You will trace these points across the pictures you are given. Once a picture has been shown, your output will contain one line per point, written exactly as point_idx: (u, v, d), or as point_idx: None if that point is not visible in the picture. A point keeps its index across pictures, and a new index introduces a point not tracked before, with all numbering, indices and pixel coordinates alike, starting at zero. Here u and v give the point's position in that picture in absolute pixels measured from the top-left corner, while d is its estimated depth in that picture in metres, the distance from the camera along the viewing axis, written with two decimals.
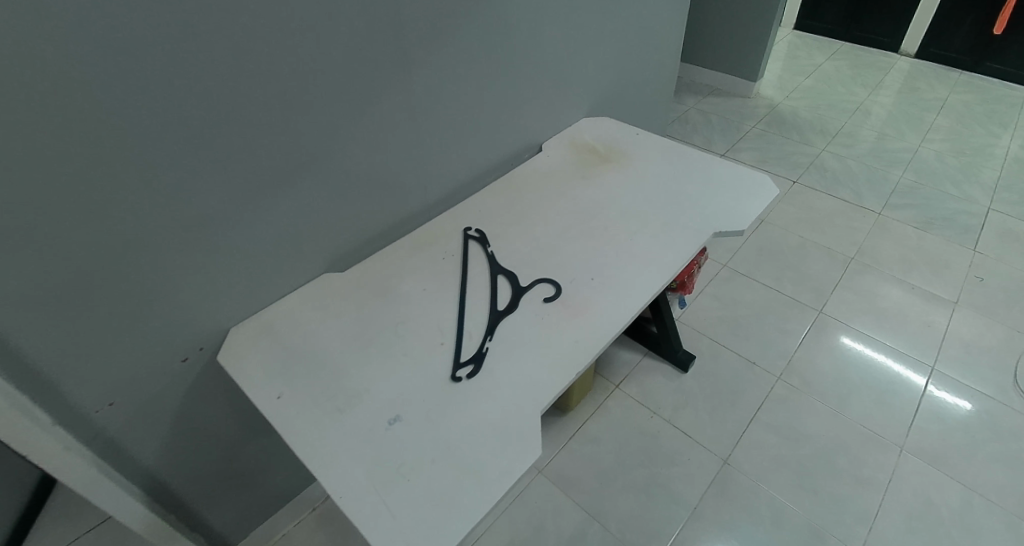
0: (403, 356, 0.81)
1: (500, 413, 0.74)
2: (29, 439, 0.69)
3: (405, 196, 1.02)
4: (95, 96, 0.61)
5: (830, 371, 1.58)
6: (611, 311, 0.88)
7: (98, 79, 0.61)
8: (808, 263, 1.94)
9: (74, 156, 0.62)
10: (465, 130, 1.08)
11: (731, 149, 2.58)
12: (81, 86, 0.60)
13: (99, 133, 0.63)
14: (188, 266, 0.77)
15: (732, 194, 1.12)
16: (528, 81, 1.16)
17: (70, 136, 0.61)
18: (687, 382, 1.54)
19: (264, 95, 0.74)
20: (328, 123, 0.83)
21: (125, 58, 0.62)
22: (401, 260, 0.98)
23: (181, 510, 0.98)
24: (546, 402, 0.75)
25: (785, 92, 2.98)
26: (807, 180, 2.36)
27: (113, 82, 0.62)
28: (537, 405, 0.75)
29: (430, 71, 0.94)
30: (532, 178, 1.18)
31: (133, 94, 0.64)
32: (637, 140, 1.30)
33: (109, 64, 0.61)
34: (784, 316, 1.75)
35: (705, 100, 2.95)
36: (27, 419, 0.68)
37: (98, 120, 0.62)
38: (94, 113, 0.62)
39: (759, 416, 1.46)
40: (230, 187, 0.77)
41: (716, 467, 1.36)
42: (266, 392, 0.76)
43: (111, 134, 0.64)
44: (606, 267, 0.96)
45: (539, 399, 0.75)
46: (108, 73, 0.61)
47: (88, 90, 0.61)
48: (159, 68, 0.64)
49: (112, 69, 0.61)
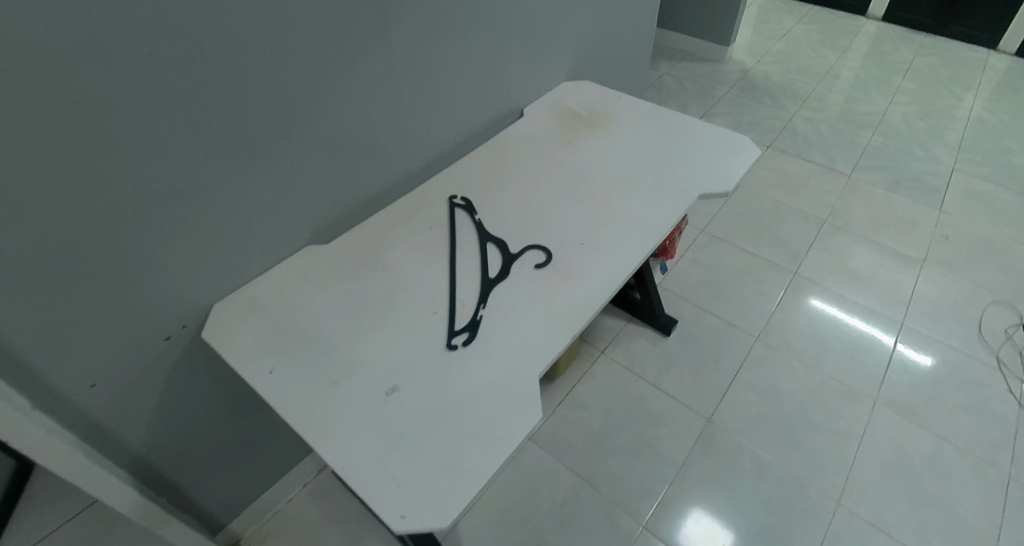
0: (396, 326, 0.79)
1: (499, 379, 0.73)
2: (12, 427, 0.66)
3: (388, 163, 0.99)
4: (60, 56, 0.56)
5: (806, 331, 1.63)
6: (603, 275, 0.87)
7: (62, 37, 0.56)
8: (783, 226, 1.97)
9: (40, 123, 0.58)
10: (447, 94, 1.04)
11: (706, 114, 2.58)
12: (43, 44, 0.55)
13: (67, 97, 0.58)
14: (167, 240, 0.74)
15: (717, 155, 1.12)
16: (509, 43, 1.13)
17: (35, 100, 0.57)
18: (671, 346, 1.57)
19: (241, 57, 0.70)
20: (307, 87, 0.79)
21: (89, 13, 0.56)
22: (387, 230, 0.95)
23: (170, 490, 0.97)
24: (545, 367, 0.75)
25: (757, 56, 2.98)
26: (781, 144, 2.38)
27: (78, 39, 0.57)
28: (535, 369, 0.75)
29: (410, 32, 0.90)
30: (516, 144, 1.16)
31: (102, 53, 0.59)
32: (618, 104, 1.29)
33: (72, 19, 0.56)
34: (761, 278, 1.78)
35: (678, 65, 2.93)
36: (8, 406, 0.65)
37: (64, 82, 0.58)
38: (60, 75, 0.57)
39: (740, 375, 1.50)
40: (207, 156, 0.72)
41: (701, 426, 1.39)
42: (257, 368, 0.74)
43: (79, 98, 0.59)
44: (595, 232, 0.95)
45: (536, 363, 0.75)
46: (73, 30, 0.56)
47: (50, 49, 0.56)
48: (128, 25, 0.59)
49: (76, 26, 0.56)
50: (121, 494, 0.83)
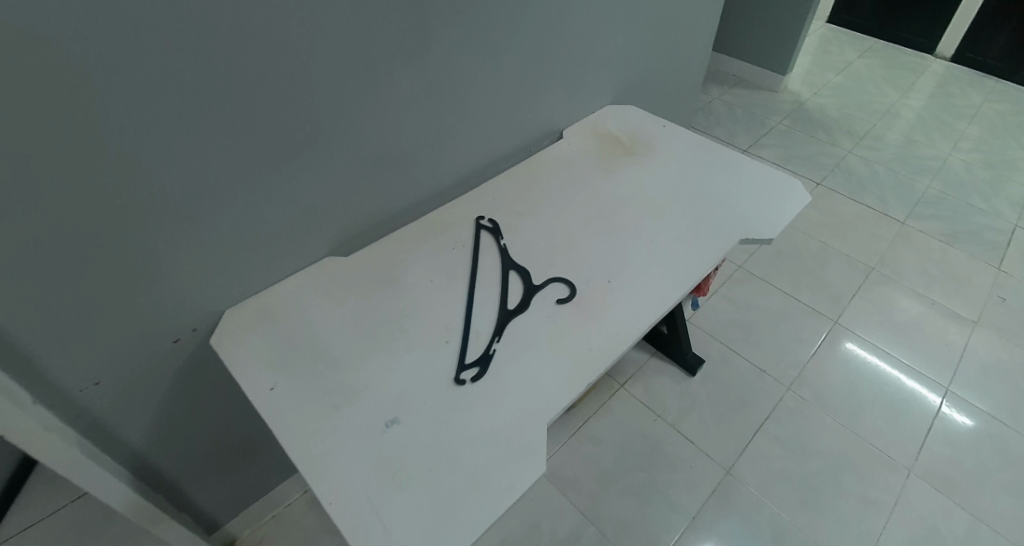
0: (404, 352, 0.76)
1: (504, 423, 0.69)
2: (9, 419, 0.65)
3: (416, 178, 0.97)
4: (85, 54, 0.56)
5: (842, 386, 1.53)
6: (628, 319, 0.83)
7: (88, 35, 0.56)
8: (826, 270, 1.88)
9: (60, 119, 0.58)
10: (483, 112, 1.01)
11: (754, 144, 2.49)
12: (68, 41, 0.55)
13: (88, 95, 0.58)
14: (182, 243, 0.73)
15: (762, 198, 1.06)
16: (552, 62, 1.09)
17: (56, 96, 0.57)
18: (694, 386, 1.50)
19: (270, 64, 0.69)
20: (337, 98, 0.78)
21: (118, 13, 0.56)
22: (408, 247, 0.92)
23: (169, 488, 0.96)
24: (554, 414, 0.71)
25: (814, 88, 2.87)
26: (831, 182, 2.28)
27: (104, 38, 0.57)
28: (543, 416, 0.70)
29: (448, 48, 0.87)
30: (551, 167, 1.12)
31: (127, 53, 0.58)
32: (662, 133, 1.24)
33: (99, 17, 0.55)
34: (798, 324, 1.69)
35: (730, 91, 2.85)
36: (8, 398, 0.65)
37: (87, 79, 0.57)
38: (83, 73, 0.57)
39: (765, 426, 1.42)
40: (228, 161, 0.72)
41: (718, 476, 1.32)
42: (259, 383, 0.72)
43: (100, 96, 0.59)
44: (624, 269, 0.90)
45: (545, 410, 0.71)
46: (99, 28, 0.56)
47: (75, 46, 0.56)
48: (156, 26, 0.59)
49: (103, 24, 0.56)
50: (116, 490, 0.82)
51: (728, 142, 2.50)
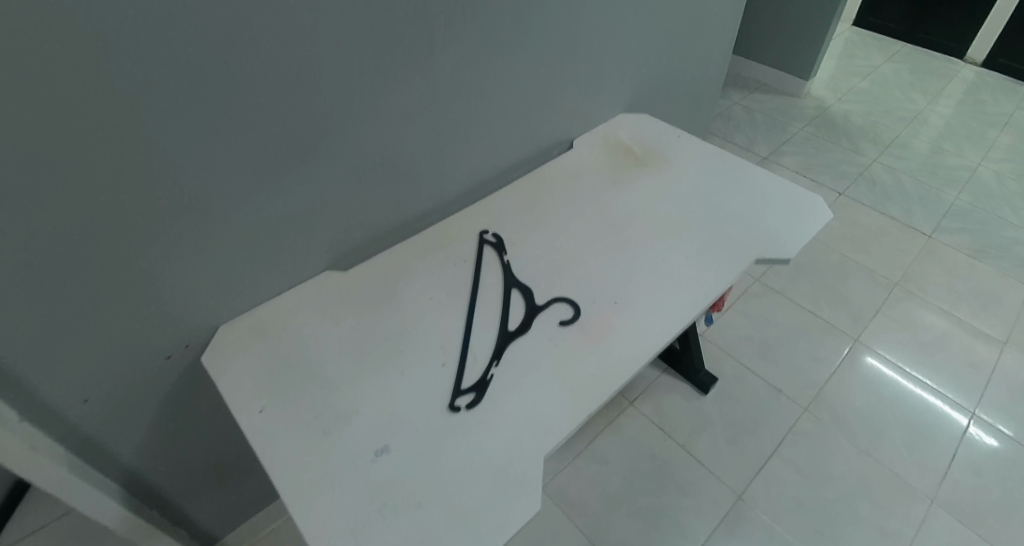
0: (399, 375, 0.74)
1: (500, 452, 0.67)
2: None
3: (419, 190, 0.94)
4: (69, 68, 0.54)
5: (861, 408, 1.47)
6: (634, 343, 0.79)
7: (71, 49, 0.54)
8: (847, 285, 1.81)
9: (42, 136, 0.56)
10: (490, 123, 0.98)
11: (774, 152, 2.42)
12: (50, 56, 0.53)
13: (73, 110, 0.56)
14: (173, 258, 0.71)
15: (781, 215, 1.01)
16: (563, 72, 1.05)
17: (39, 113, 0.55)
18: (706, 405, 1.45)
19: (264, 76, 0.66)
20: (335, 110, 0.75)
21: (103, 26, 0.54)
22: (408, 263, 0.90)
23: (164, 504, 0.95)
24: (553, 446, 0.68)
25: (838, 94, 2.79)
26: (854, 192, 2.21)
27: (88, 52, 0.54)
28: (541, 447, 0.67)
29: (453, 59, 0.84)
30: (560, 179, 1.09)
31: (113, 67, 0.56)
32: (676, 143, 1.19)
33: (83, 30, 0.53)
34: (817, 341, 1.63)
35: (751, 96, 2.78)
36: None
37: (71, 94, 0.55)
38: (66, 87, 0.55)
39: (780, 449, 1.37)
40: (220, 175, 0.70)
41: (729, 502, 1.28)
42: (248, 405, 0.70)
43: (85, 112, 0.57)
44: (633, 290, 0.87)
45: (544, 441, 0.68)
46: (83, 42, 0.54)
47: (59, 60, 0.53)
48: (143, 39, 0.57)
49: (86, 37, 0.54)
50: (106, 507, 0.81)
51: (747, 150, 2.43)
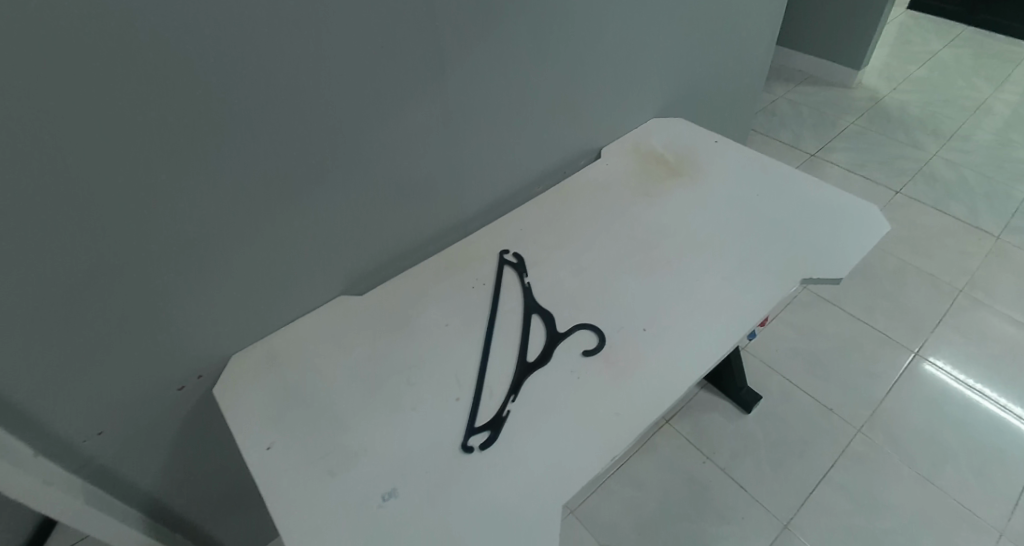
0: (411, 410, 0.70)
1: (512, 499, 0.63)
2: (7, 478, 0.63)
3: (437, 209, 0.89)
4: (56, 109, 0.51)
5: (921, 429, 1.35)
6: (664, 375, 0.73)
7: (56, 90, 0.51)
8: (905, 292, 1.68)
9: (34, 181, 0.53)
10: (512, 137, 0.93)
11: (823, 148, 2.28)
12: (35, 99, 0.50)
13: (64, 153, 0.53)
14: (181, 291, 0.69)
15: (830, 228, 0.93)
16: (590, 79, 0.99)
17: (29, 159, 0.52)
18: (749, 425, 1.36)
19: (265, 104, 0.62)
20: (345, 133, 0.71)
21: (89, 64, 0.51)
22: (425, 286, 0.86)
23: (187, 528, 0.94)
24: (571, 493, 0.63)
25: (893, 83, 2.60)
26: (911, 190, 2.05)
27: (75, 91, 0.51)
28: (557, 494, 0.63)
29: (469, 73, 0.79)
30: (586, 190, 1.03)
31: (103, 105, 0.53)
32: (714, 150, 1.11)
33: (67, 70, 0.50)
34: (871, 355, 1.51)
35: (796, 89, 2.64)
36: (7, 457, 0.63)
37: (61, 137, 0.53)
38: (55, 130, 0.52)
39: (830, 475, 1.27)
40: (225, 209, 0.66)
41: (774, 531, 1.19)
42: (256, 441, 0.68)
43: (78, 153, 0.54)
44: (664, 315, 0.80)
45: (561, 488, 0.63)
46: (69, 81, 0.51)
47: (44, 103, 0.51)
48: (133, 74, 0.53)
49: (72, 76, 0.51)
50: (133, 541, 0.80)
51: (793, 147, 2.30)
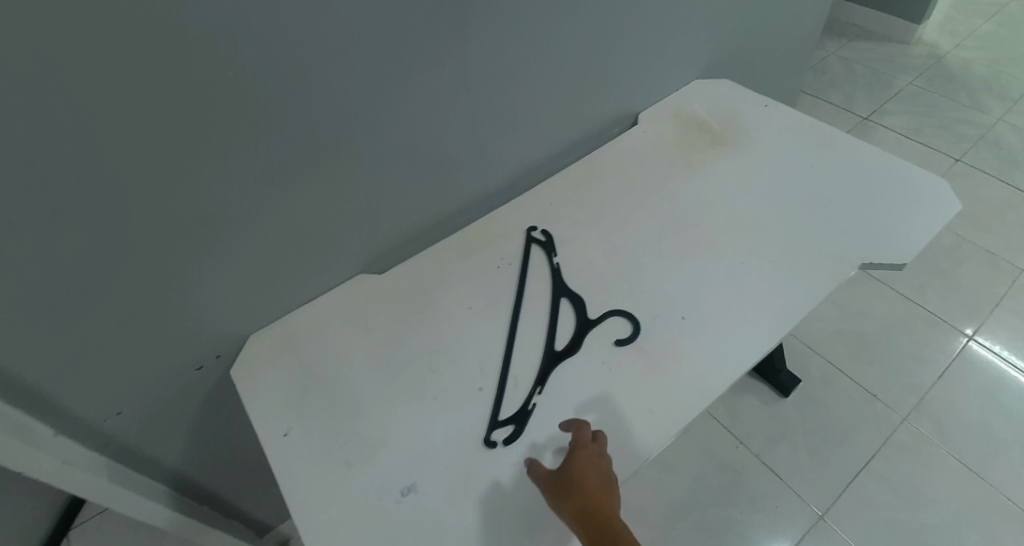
0: (432, 400, 0.68)
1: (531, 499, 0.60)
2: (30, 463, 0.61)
3: (461, 181, 0.84)
4: (44, 85, 0.46)
5: (972, 418, 1.28)
6: (703, 371, 0.69)
7: (40, 64, 0.45)
8: (961, 271, 1.56)
9: (26, 164, 0.49)
10: (542, 104, 0.85)
11: (877, 112, 2.11)
12: (18, 75, 0.45)
13: (59, 134, 0.49)
14: (194, 272, 0.65)
15: (892, 205, 0.85)
16: (630, 39, 0.90)
17: (19, 141, 0.48)
18: (786, 410, 1.31)
19: (273, 73, 0.57)
20: (362, 102, 0.65)
21: (76, 35, 0.46)
22: (448, 266, 0.81)
23: (216, 501, 0.95)
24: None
25: (957, 39, 2.39)
26: (973, 158, 1.89)
27: (62, 65, 0.46)
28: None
29: (494, 35, 0.72)
30: (622, 160, 0.95)
31: (95, 80, 0.48)
32: (762, 116, 1.02)
33: (51, 42, 0.45)
34: (921, 338, 1.42)
35: (849, 46, 2.44)
36: (27, 444, 0.61)
37: (52, 116, 0.48)
38: (44, 108, 0.47)
39: (870, 465, 1.22)
40: (235, 187, 0.62)
41: (809, 521, 1.15)
42: (273, 427, 0.66)
43: (73, 132, 0.50)
44: (704, 304, 0.75)
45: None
46: (55, 54, 0.46)
47: (30, 79, 0.46)
48: (127, 44, 0.48)
49: (58, 49, 0.46)
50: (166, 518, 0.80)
51: (844, 110, 2.14)
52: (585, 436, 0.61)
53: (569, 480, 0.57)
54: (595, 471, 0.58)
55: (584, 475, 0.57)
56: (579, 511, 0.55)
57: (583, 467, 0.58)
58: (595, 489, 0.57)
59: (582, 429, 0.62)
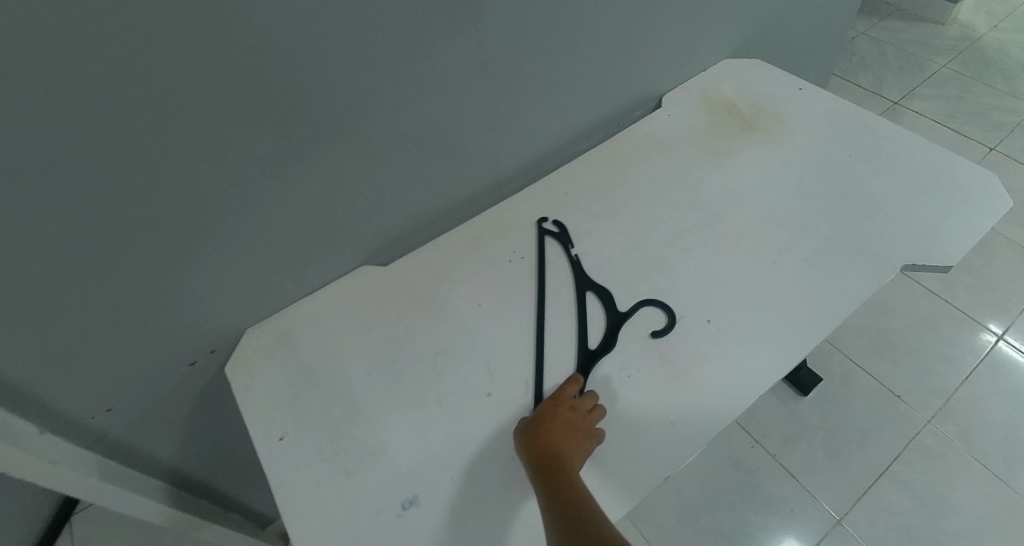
0: (438, 405, 0.64)
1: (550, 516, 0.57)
2: (18, 467, 0.58)
3: (472, 168, 0.78)
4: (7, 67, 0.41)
5: (1000, 421, 1.22)
6: (729, 380, 0.64)
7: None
8: (993, 265, 1.49)
9: None
10: (560, 85, 0.79)
11: (907, 95, 2.01)
12: None
13: (28, 120, 0.44)
14: (186, 266, 0.60)
15: (937, 201, 0.78)
16: (657, 15, 0.83)
17: None
18: (804, 409, 1.26)
19: (268, 51, 0.51)
20: (366, 83, 0.59)
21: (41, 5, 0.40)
22: (457, 259, 0.77)
23: (216, 494, 0.93)
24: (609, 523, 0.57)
25: (993, 20, 2.27)
26: (1009, 146, 1.80)
27: (27, 39, 0.41)
28: None
29: (510, 9, 0.65)
30: (645, 146, 0.89)
31: (65, 61, 0.43)
32: (797, 100, 0.95)
33: (10, 15, 0.39)
34: (948, 336, 1.36)
35: (880, 24, 2.33)
36: (13, 447, 0.57)
37: (19, 101, 0.43)
38: (7, 88, 0.42)
39: (891, 468, 1.17)
40: (230, 176, 0.57)
41: (826, 526, 1.11)
42: (268, 430, 0.62)
43: (42, 118, 0.44)
44: (730, 306, 0.70)
45: None
46: (15, 30, 0.40)
47: None
48: (100, 20, 0.42)
49: (20, 21, 0.40)
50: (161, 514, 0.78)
51: (873, 93, 2.04)
52: (568, 391, 0.62)
53: (537, 425, 0.59)
54: (564, 419, 0.59)
55: (551, 421, 0.58)
56: (537, 453, 0.57)
57: (553, 415, 0.59)
58: (557, 437, 0.57)
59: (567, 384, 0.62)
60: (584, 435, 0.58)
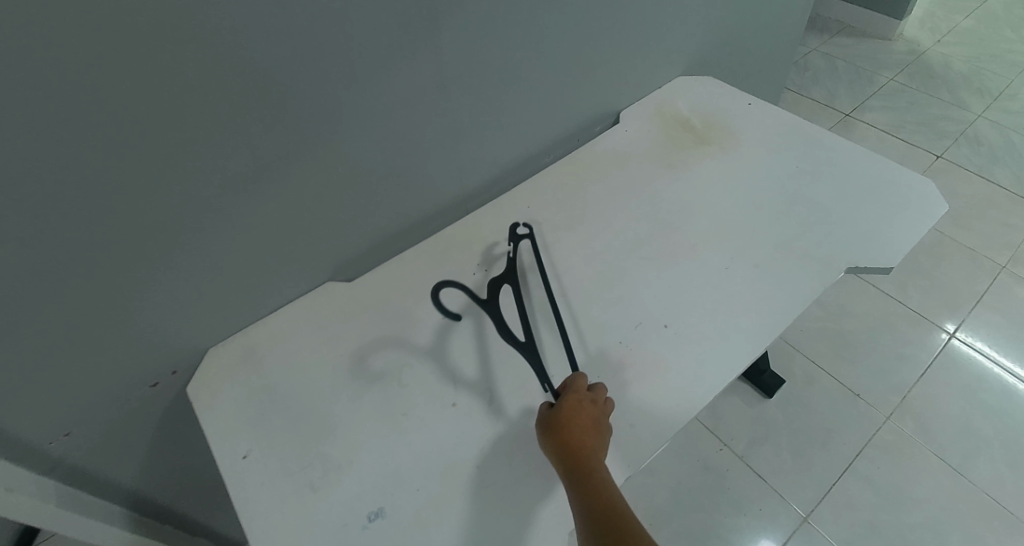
0: (403, 417, 0.65)
1: (563, 508, 0.59)
2: None
3: (435, 183, 0.80)
4: None
5: (954, 416, 1.27)
6: (687, 381, 0.66)
7: None
8: (943, 267, 1.56)
9: None
10: (518, 104, 0.82)
11: (858, 108, 2.11)
12: None
13: None
14: (147, 286, 0.61)
15: (878, 208, 0.83)
16: (610, 36, 0.86)
17: None
18: (769, 410, 1.29)
19: (225, 71, 0.52)
20: (326, 103, 0.61)
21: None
22: (422, 273, 0.78)
23: (178, 519, 0.92)
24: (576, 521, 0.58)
25: (937, 35, 2.39)
26: (954, 154, 1.89)
27: None
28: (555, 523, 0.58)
29: (465, 33, 0.68)
30: (604, 159, 0.92)
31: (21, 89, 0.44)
32: (746, 114, 1.00)
33: None
34: (903, 336, 1.42)
35: (831, 41, 2.44)
36: None
37: None
38: None
39: (854, 465, 1.21)
40: (192, 196, 0.58)
41: (793, 523, 1.14)
42: (231, 447, 0.62)
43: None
44: (687, 311, 0.72)
45: (558, 514, 0.58)
46: None
47: None
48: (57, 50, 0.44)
49: None
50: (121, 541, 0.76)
51: (826, 106, 2.13)
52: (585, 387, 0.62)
53: (561, 417, 0.59)
54: (587, 416, 0.59)
55: (574, 414, 0.59)
56: (561, 446, 0.56)
57: (575, 408, 0.59)
58: (580, 430, 0.57)
59: (579, 378, 0.63)
60: (603, 431, 0.59)
